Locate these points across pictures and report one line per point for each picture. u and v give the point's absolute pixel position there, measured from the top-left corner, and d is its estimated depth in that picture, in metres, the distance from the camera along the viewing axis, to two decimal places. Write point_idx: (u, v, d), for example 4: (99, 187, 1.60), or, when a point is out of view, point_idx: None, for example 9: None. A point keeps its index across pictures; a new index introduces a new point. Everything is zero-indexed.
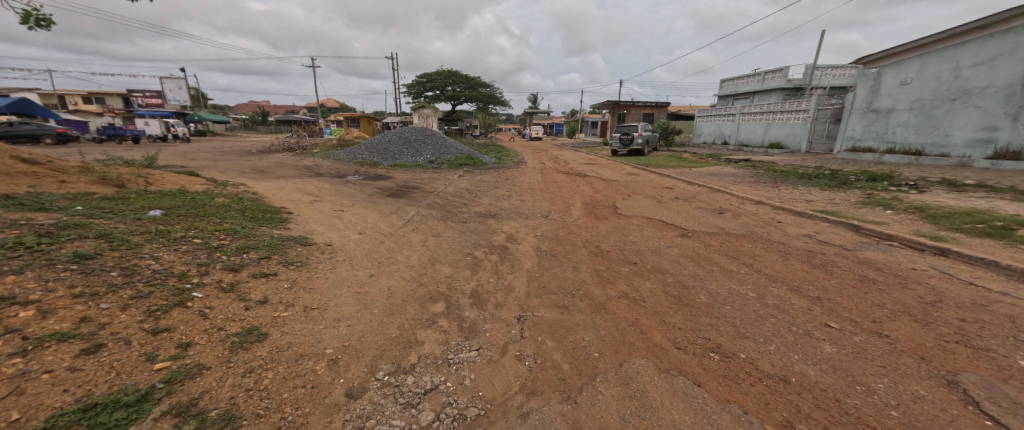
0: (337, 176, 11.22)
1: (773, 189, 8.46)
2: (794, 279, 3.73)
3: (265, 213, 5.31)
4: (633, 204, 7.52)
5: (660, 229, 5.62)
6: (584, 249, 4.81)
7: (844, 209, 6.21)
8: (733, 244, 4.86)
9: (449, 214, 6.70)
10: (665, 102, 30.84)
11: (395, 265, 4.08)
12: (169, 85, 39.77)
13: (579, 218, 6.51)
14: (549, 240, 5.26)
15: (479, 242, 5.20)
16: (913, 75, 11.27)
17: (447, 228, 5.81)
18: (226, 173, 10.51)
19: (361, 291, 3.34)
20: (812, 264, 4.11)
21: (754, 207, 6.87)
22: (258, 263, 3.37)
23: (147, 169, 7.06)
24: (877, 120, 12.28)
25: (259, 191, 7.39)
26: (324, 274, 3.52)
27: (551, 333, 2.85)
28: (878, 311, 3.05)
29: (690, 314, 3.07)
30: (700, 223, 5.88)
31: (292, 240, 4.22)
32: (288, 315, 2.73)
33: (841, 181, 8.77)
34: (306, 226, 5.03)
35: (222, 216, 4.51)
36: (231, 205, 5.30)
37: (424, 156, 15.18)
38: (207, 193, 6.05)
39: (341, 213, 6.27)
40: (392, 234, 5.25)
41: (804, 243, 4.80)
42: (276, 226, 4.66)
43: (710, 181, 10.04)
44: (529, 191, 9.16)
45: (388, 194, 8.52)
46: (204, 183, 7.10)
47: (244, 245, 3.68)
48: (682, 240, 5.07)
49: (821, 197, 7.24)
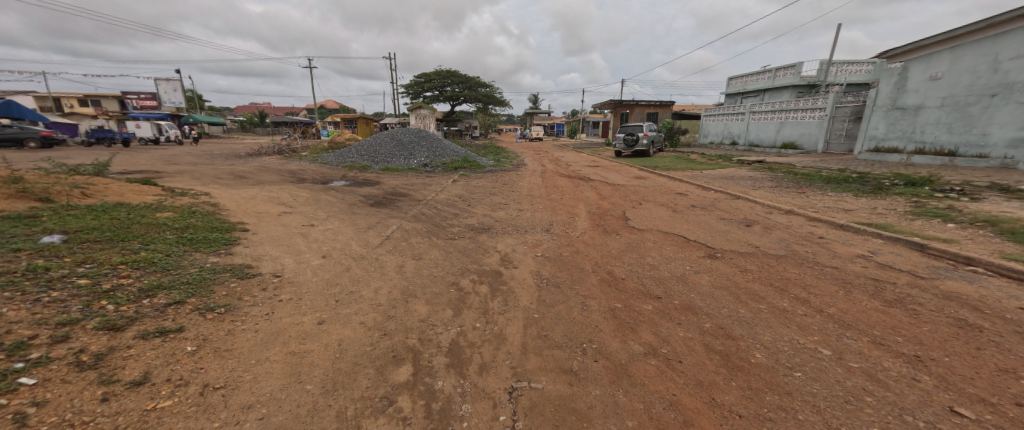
0: (321, 181, 10.38)
1: (800, 195, 7.57)
2: (871, 325, 2.85)
3: (211, 232, 4.44)
4: (646, 214, 6.67)
5: (681, 248, 4.73)
6: (594, 277, 3.97)
7: (895, 221, 5.33)
8: (774, 269, 3.99)
9: (435, 229, 5.83)
10: (669, 102, 30.03)
11: (359, 304, 3.23)
12: (162, 87, 38.90)
13: (585, 233, 5.62)
14: (550, 264, 4.38)
15: (466, 266, 4.32)
16: (945, 69, 10.37)
17: (431, 247, 4.92)
18: (200, 179, 9.60)
19: (298, 351, 2.47)
20: (883, 300, 3.24)
21: (786, 218, 5.99)
22: (160, 314, 2.51)
23: (95, 179, 6.19)
24: (903, 118, 11.39)
25: (222, 203, 6.50)
26: (254, 326, 2.65)
27: (556, 424, 2.00)
28: (1015, 384, 2.17)
29: (749, 387, 2.20)
30: (728, 240, 4.98)
31: (227, 273, 3.34)
32: (170, 406, 1.86)
33: (874, 186, 7.88)
34: (256, 249, 4.15)
35: (145, 240, 3.66)
36: (169, 223, 4.44)
37: (417, 158, 14.33)
38: (150, 207, 5.16)
39: (308, 229, 5.38)
40: (364, 257, 4.40)
41: (863, 269, 3.92)
42: (214, 252, 3.78)
43: (727, 186, 9.15)
44: (528, 199, 8.31)
45: (371, 204, 7.64)
46: (159, 193, 6.23)
47: (153, 284, 2.82)
48: (710, 264, 4.20)
49: (860, 206, 6.34)
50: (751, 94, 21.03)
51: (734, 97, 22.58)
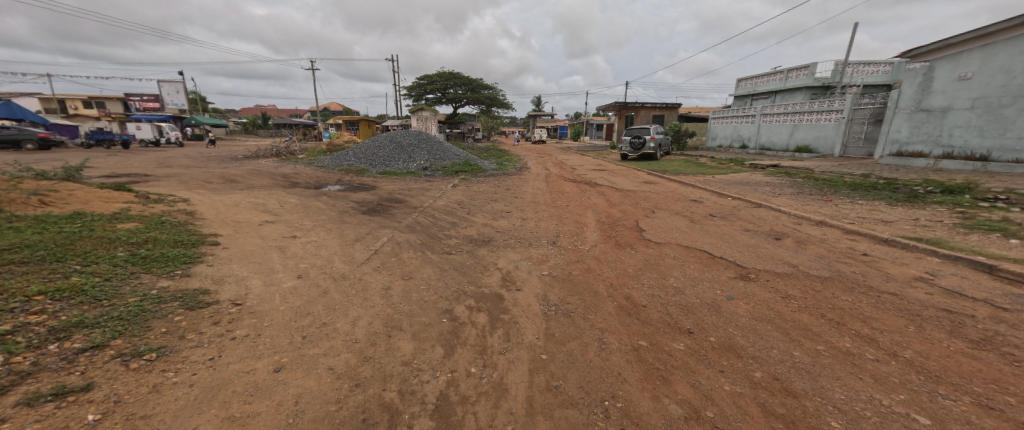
0: (315, 186, 9.87)
1: (826, 203, 7.01)
2: (966, 377, 2.26)
3: (172, 248, 3.90)
4: (661, 224, 6.10)
5: (707, 267, 4.15)
6: (612, 304, 3.39)
7: (945, 235, 4.75)
8: (822, 295, 3.40)
9: (430, 241, 5.27)
10: (675, 104, 29.45)
11: (331, 340, 2.68)
12: (165, 89, 38.68)
13: (596, 247, 5.05)
14: (559, 285, 3.82)
15: (462, 288, 3.76)
16: (975, 69, 9.78)
17: (423, 264, 4.37)
18: (187, 184, 9.11)
19: (240, 415, 1.92)
20: (967, 340, 2.65)
21: (818, 230, 5.40)
22: (65, 366, 1.99)
23: (61, 185, 5.68)
24: (928, 121, 10.76)
25: (199, 211, 5.97)
26: (189, 378, 2.11)
27: None
28: None
29: None
30: (760, 257, 4.40)
31: (175, 302, 2.80)
32: None
33: (906, 193, 7.28)
34: (220, 269, 3.61)
35: (86, 261, 3.13)
36: (125, 237, 3.92)
37: (417, 161, 13.85)
38: (111, 217, 4.64)
39: (289, 241, 4.83)
40: (346, 276, 3.86)
41: (929, 297, 3.31)
42: (167, 273, 3.25)
43: (745, 192, 8.55)
44: (532, 206, 7.76)
45: (364, 211, 7.12)
46: (130, 201, 5.72)
47: (71, 321, 2.30)
48: (745, 287, 3.62)
49: (899, 216, 5.74)
50: (762, 96, 20.43)
51: (743, 99, 21.96)
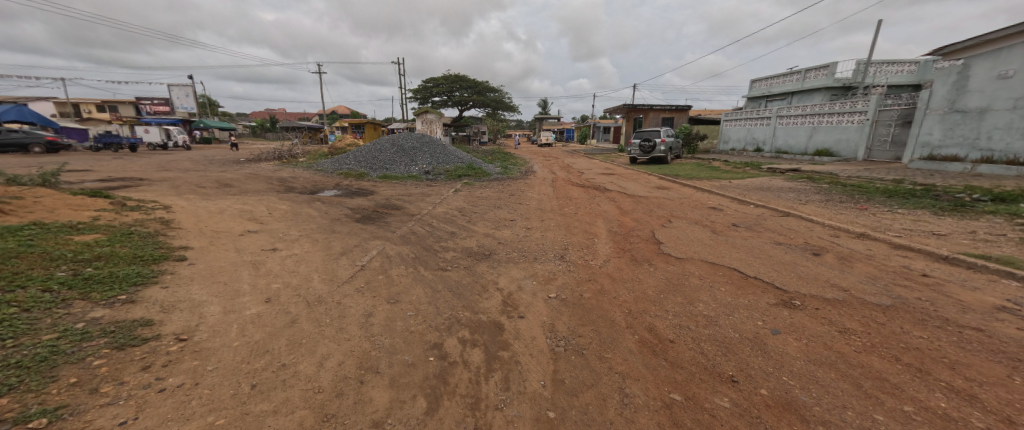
0: (310, 191, 9.42)
1: (862, 212, 6.36)
2: None
3: (127, 265, 3.42)
4: (680, 235, 5.53)
5: (741, 291, 3.56)
6: (634, 340, 2.81)
7: (1014, 252, 4.12)
8: (889, 330, 2.80)
9: (424, 254, 4.74)
10: (685, 105, 28.71)
11: (287, 391, 2.15)
12: (174, 92, 38.81)
13: (609, 263, 4.49)
14: (569, 312, 3.26)
15: (456, 314, 3.22)
16: (1016, 66, 9.05)
17: (413, 283, 3.83)
18: (178, 189, 8.72)
19: None
20: None
21: (861, 244, 4.77)
22: None
23: (29, 191, 5.26)
24: (963, 122, 10.03)
25: (178, 219, 5.52)
26: None
27: None
28: None
29: None
30: (801, 278, 3.81)
31: (99, 339, 2.29)
32: None
33: (950, 201, 6.61)
34: (176, 292, 3.11)
35: (9, 286, 2.66)
36: (74, 253, 3.43)
37: (419, 165, 13.38)
38: (72, 228, 4.19)
39: (267, 255, 4.34)
40: (323, 299, 3.33)
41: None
42: (107, 300, 2.76)
43: (769, 199, 7.91)
44: (538, 213, 7.21)
45: (357, 219, 6.63)
46: (103, 209, 5.28)
47: None
48: (789, 317, 3.05)
49: (951, 228, 5.11)
50: (777, 97, 19.72)
51: (757, 100, 21.26)
